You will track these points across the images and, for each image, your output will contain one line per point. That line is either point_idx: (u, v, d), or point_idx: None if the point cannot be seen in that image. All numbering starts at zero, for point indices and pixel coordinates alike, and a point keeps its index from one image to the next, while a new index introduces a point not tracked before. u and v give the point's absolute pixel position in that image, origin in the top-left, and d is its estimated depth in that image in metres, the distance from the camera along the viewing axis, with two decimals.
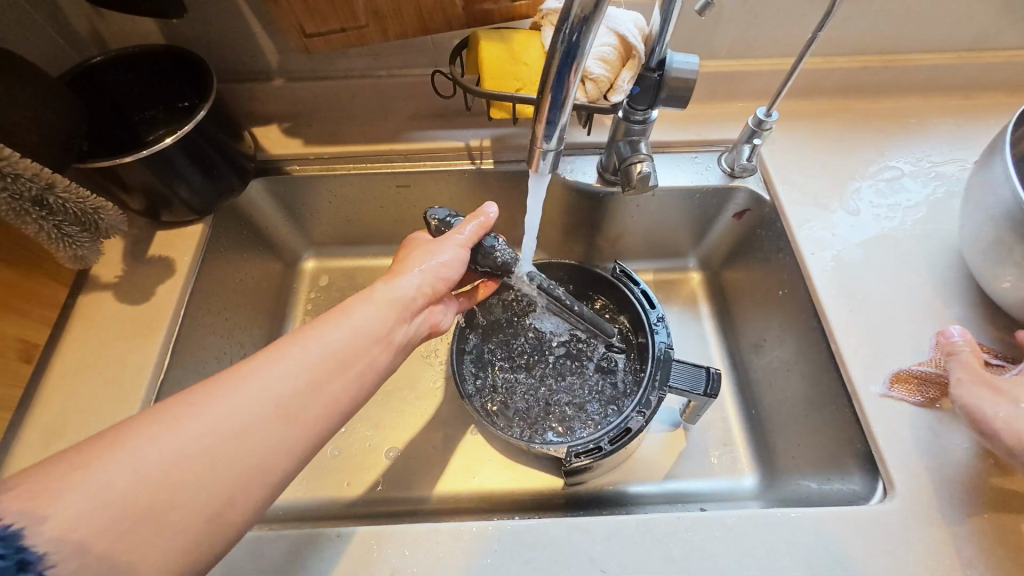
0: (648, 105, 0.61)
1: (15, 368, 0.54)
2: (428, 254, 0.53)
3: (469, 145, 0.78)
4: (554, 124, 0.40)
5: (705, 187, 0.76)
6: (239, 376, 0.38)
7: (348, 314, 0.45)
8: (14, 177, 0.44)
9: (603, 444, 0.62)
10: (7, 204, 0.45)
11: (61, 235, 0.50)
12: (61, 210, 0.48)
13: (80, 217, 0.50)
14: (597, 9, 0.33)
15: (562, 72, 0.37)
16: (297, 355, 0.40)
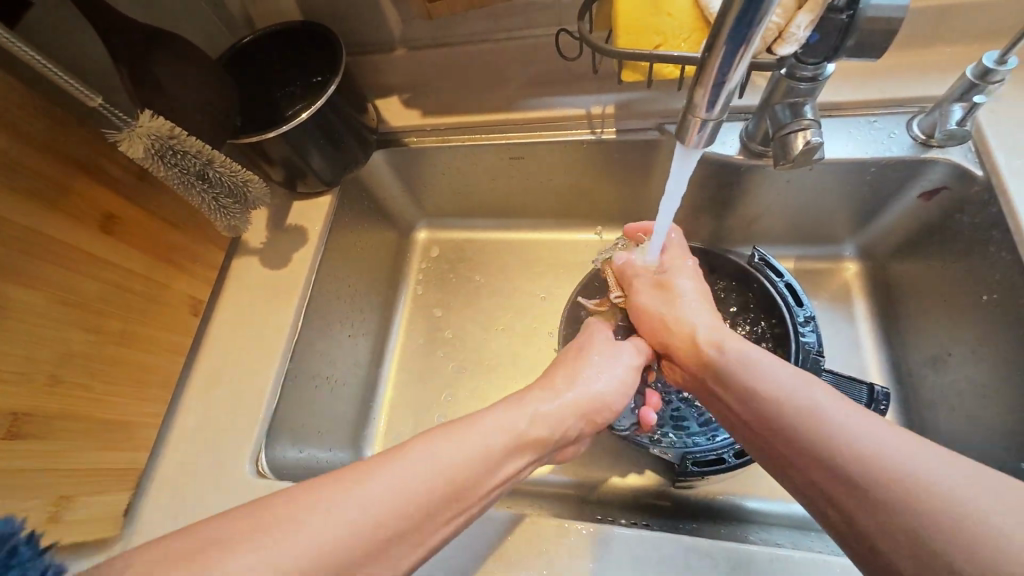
0: (825, 57, 0.49)
1: (185, 320, 0.63)
2: (616, 358, 0.57)
3: (590, 112, 0.72)
4: (720, 88, 0.33)
5: (886, 159, 0.61)
6: (462, 431, 0.44)
7: (496, 418, 0.46)
8: (183, 154, 0.49)
9: (726, 456, 0.57)
10: (178, 177, 0.50)
11: (218, 206, 0.54)
12: (218, 183, 0.53)
13: (233, 190, 0.54)
14: None
15: (739, 29, 0.30)
16: (491, 431, 0.45)
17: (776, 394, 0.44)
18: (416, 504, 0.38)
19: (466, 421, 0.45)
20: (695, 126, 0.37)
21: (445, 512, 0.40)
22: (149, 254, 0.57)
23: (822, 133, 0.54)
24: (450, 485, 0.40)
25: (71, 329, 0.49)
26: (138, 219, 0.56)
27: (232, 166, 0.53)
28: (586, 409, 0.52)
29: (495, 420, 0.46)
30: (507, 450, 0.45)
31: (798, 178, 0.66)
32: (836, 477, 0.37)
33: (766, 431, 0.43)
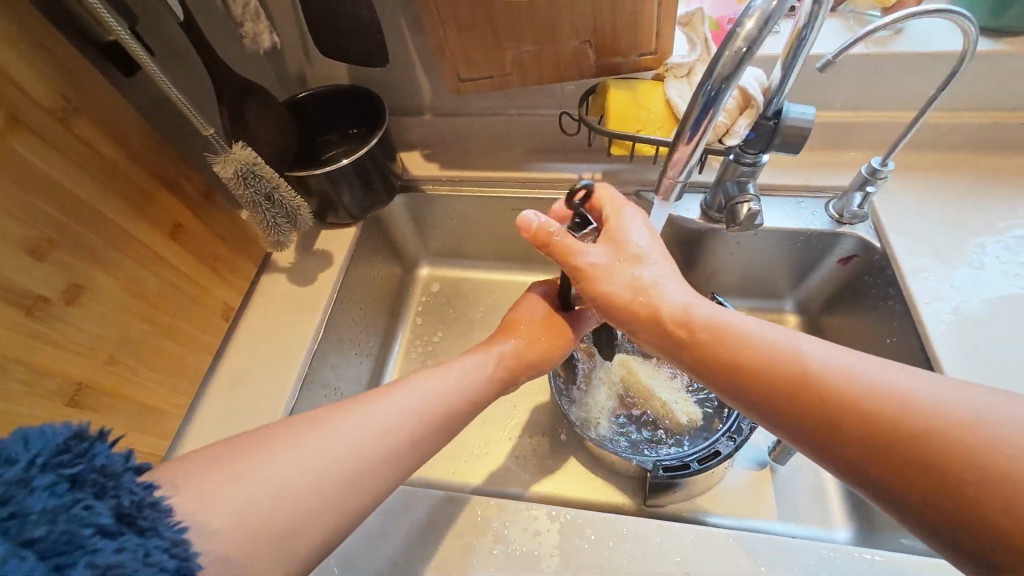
0: (760, 150, 0.66)
1: (218, 324, 0.69)
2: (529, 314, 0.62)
3: (582, 177, 0.87)
4: (684, 162, 0.48)
5: (809, 231, 0.78)
6: (426, 379, 0.51)
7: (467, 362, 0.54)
8: (258, 177, 0.59)
9: (691, 463, 0.64)
10: (251, 196, 0.60)
11: (273, 224, 0.64)
12: (278, 204, 0.62)
13: (287, 212, 0.64)
14: (736, 70, 0.41)
15: (699, 118, 0.44)
16: (449, 384, 0.51)
17: (757, 345, 0.43)
18: (378, 447, 0.44)
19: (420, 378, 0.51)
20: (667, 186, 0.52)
21: (385, 465, 0.44)
22: (200, 261, 0.65)
23: (761, 204, 0.70)
24: (392, 438, 0.45)
25: (131, 317, 0.56)
26: (197, 230, 0.65)
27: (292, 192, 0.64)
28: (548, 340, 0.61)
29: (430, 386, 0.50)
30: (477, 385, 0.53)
31: (745, 241, 0.82)
32: (851, 414, 0.37)
33: (779, 400, 0.41)
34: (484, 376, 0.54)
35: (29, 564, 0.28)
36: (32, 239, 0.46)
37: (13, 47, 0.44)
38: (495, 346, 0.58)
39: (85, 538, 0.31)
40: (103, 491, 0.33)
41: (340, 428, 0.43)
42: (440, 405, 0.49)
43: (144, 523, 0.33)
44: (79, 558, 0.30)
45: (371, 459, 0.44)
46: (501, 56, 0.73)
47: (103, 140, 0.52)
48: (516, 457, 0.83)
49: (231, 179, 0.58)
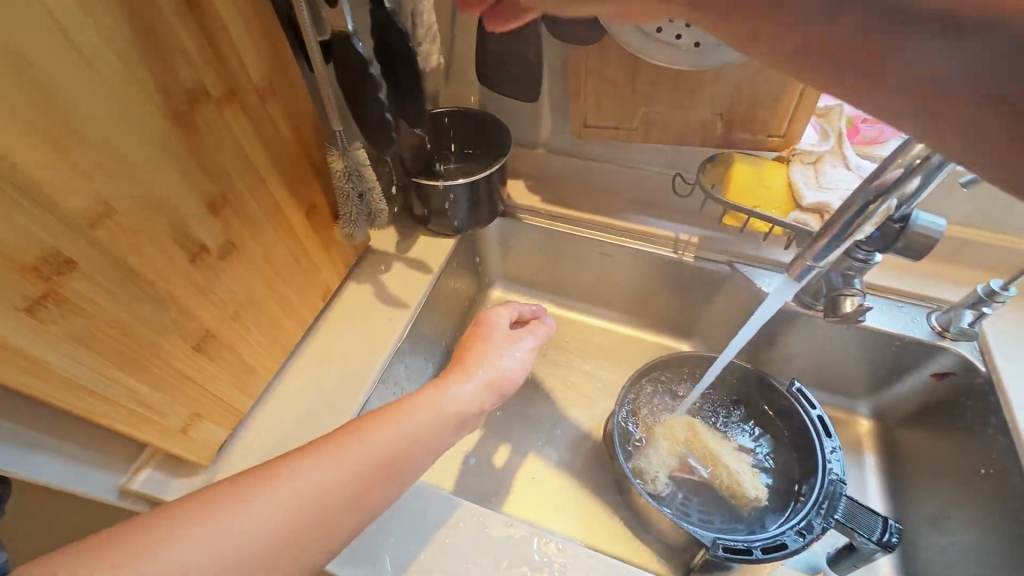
0: (878, 249, 0.66)
1: (316, 302, 0.73)
2: (487, 352, 0.60)
3: (677, 237, 0.89)
4: (835, 242, 0.55)
5: (908, 338, 0.75)
6: (406, 413, 0.50)
7: (414, 411, 0.51)
8: (358, 177, 0.67)
9: (754, 549, 0.61)
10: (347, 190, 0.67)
11: (355, 219, 0.71)
12: (365, 203, 0.70)
13: (370, 211, 0.71)
14: (918, 167, 0.49)
15: (870, 201, 0.51)
16: (425, 419, 0.51)
17: None
18: (359, 475, 0.45)
19: (395, 412, 0.50)
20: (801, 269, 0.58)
21: (366, 496, 0.45)
22: (320, 241, 0.71)
23: (864, 301, 0.70)
24: (368, 468, 0.46)
25: (260, 280, 0.60)
26: (326, 213, 0.70)
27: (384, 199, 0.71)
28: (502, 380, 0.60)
29: (414, 421, 0.50)
30: (446, 430, 0.52)
31: (835, 334, 0.81)
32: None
33: None
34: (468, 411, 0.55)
35: None
36: (213, 196, 0.51)
37: (247, 27, 0.49)
38: (455, 380, 0.55)
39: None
40: None
41: (325, 468, 0.44)
42: (425, 434, 0.50)
43: None
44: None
45: (353, 494, 0.44)
46: (632, 111, 0.77)
47: (284, 122, 0.58)
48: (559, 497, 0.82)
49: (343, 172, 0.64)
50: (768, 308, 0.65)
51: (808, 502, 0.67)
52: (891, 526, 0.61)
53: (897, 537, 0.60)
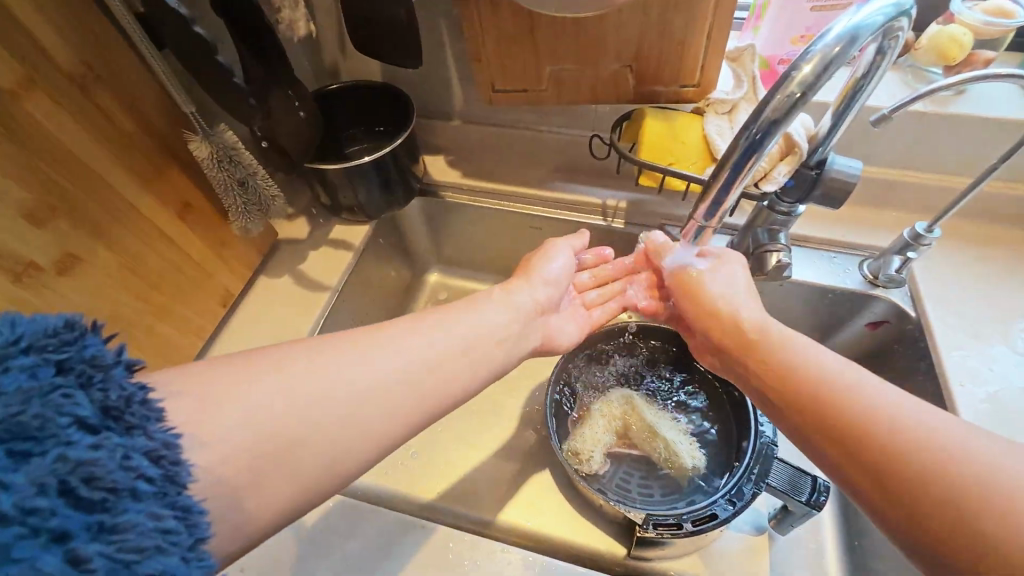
0: (797, 199, 0.62)
1: (215, 309, 0.67)
2: (547, 258, 0.64)
3: (605, 203, 0.85)
4: (719, 203, 0.48)
5: (840, 289, 0.73)
6: (485, 298, 0.57)
7: (482, 306, 0.55)
8: (235, 163, 0.60)
9: (683, 523, 0.60)
10: (223, 178, 0.60)
11: (243, 210, 0.63)
12: (251, 191, 0.63)
13: (260, 200, 0.64)
14: (785, 115, 0.41)
15: (740, 160, 0.44)
16: (493, 308, 0.56)
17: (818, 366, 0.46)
18: (462, 338, 0.51)
19: (467, 305, 0.55)
20: (694, 228, 0.53)
21: (450, 372, 0.48)
22: (207, 241, 0.64)
23: (790, 256, 0.67)
24: (365, 390, 0.43)
25: (123, 290, 0.54)
26: (208, 210, 0.63)
27: (268, 183, 0.64)
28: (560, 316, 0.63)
29: (491, 308, 0.56)
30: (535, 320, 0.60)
31: (770, 291, 0.78)
32: (879, 458, 0.38)
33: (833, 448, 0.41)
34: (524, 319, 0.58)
35: None
36: (29, 203, 0.45)
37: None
38: (463, 310, 0.53)
39: (61, 427, 0.30)
40: (88, 382, 0.32)
41: (335, 368, 0.43)
42: (492, 331, 0.53)
43: (131, 421, 0.33)
44: (51, 448, 0.29)
45: (343, 411, 0.42)
46: (537, 71, 0.70)
47: (119, 109, 0.51)
48: (500, 482, 0.79)
49: (208, 158, 0.58)
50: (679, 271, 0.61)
51: (740, 466, 0.65)
52: (819, 487, 0.60)
53: (824, 497, 0.59)
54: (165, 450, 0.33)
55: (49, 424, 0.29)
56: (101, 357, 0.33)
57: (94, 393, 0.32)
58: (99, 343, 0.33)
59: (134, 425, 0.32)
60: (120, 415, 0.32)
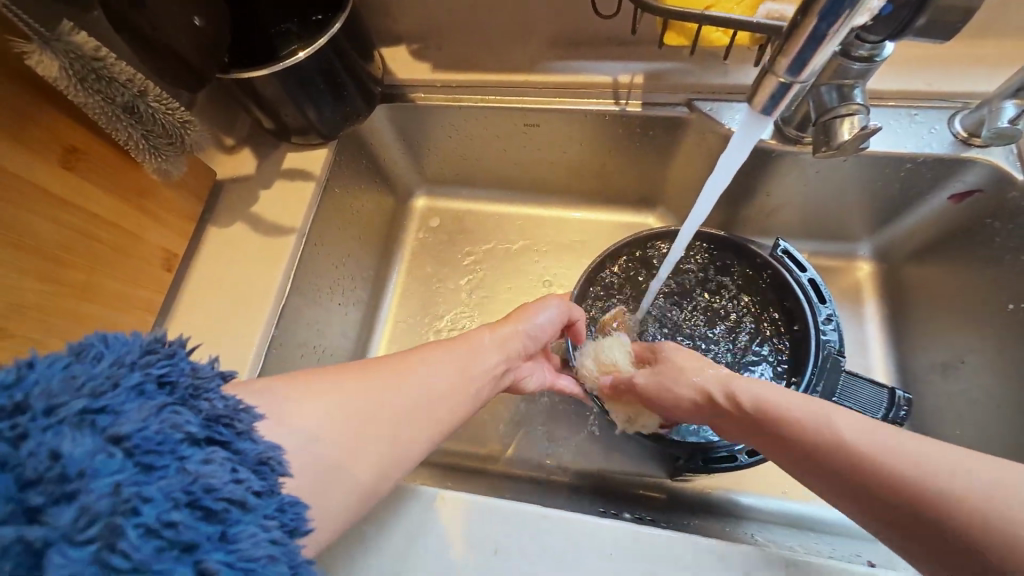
0: (889, 35, 0.45)
1: (158, 276, 0.56)
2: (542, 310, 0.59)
3: (617, 81, 0.67)
4: (817, 40, 0.32)
5: (922, 155, 0.58)
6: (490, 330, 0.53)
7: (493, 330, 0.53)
8: (108, 82, 0.44)
9: (740, 455, 0.56)
10: (99, 106, 0.44)
11: (148, 146, 0.48)
12: (150, 119, 0.47)
13: (168, 129, 0.49)
14: None
15: None
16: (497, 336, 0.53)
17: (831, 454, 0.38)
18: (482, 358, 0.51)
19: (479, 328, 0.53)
20: (771, 89, 0.36)
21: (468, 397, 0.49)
22: (117, 196, 0.51)
23: (870, 120, 0.50)
24: (403, 411, 0.43)
25: (21, 275, 0.43)
26: (103, 156, 0.49)
27: (168, 102, 0.48)
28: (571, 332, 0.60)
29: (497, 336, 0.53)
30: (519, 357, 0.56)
31: (829, 169, 0.63)
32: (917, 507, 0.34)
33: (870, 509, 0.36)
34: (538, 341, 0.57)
35: (118, 461, 0.28)
36: None
37: None
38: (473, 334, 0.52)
39: (174, 442, 0.30)
40: (193, 394, 0.33)
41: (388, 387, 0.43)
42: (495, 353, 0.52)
43: (241, 425, 0.34)
44: (171, 462, 0.29)
45: (389, 430, 0.42)
46: None
47: None
48: (523, 422, 0.71)
49: (58, 80, 0.41)
50: (742, 146, 0.49)
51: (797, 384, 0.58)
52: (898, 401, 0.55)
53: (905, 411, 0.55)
54: (249, 426, 0.34)
55: (153, 403, 0.31)
56: (184, 360, 0.35)
57: (188, 382, 0.34)
58: (183, 350, 0.35)
59: (218, 410, 0.33)
60: (208, 401, 0.34)
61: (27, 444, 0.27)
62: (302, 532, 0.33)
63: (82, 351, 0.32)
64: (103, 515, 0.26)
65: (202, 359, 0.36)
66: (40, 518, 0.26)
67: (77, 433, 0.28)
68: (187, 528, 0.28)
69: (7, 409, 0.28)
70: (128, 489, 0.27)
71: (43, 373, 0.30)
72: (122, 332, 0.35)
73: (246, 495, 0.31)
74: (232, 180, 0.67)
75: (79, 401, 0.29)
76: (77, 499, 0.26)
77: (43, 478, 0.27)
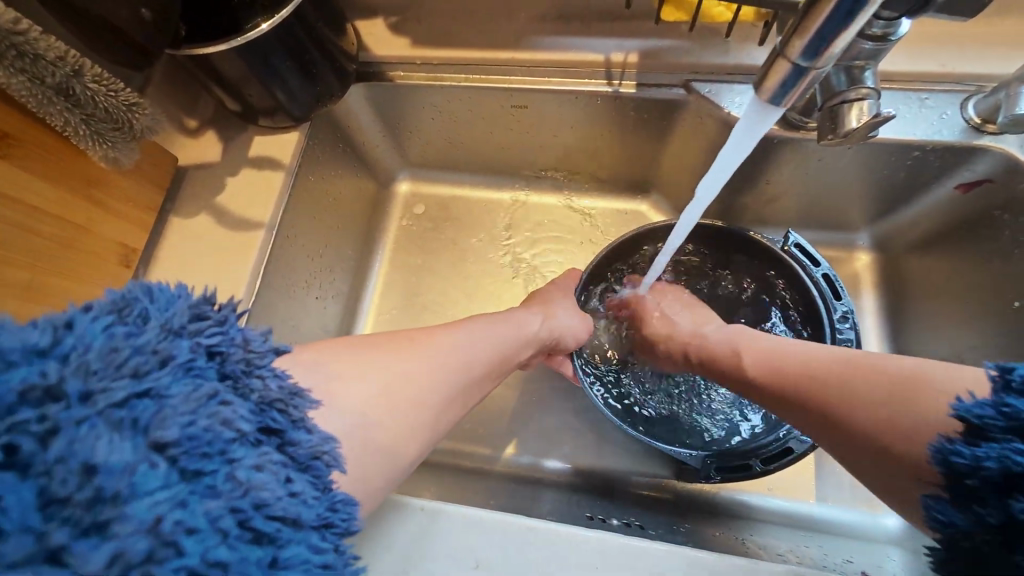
0: (907, 11, 0.41)
1: (115, 272, 0.52)
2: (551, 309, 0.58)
3: (610, 59, 0.62)
4: (837, 16, 0.28)
5: (932, 143, 0.55)
6: (506, 319, 0.53)
7: (507, 319, 0.53)
8: (34, 59, 0.39)
9: (754, 462, 0.54)
10: (26, 86, 0.39)
11: (90, 132, 0.44)
12: (90, 102, 0.42)
13: (113, 113, 0.44)
14: None
15: None
16: (510, 329, 0.52)
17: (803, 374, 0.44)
18: (491, 350, 0.49)
19: (487, 319, 0.51)
20: (781, 75, 0.33)
21: (483, 387, 0.48)
22: (60, 186, 0.46)
23: (880, 106, 0.47)
24: (435, 387, 0.42)
25: None
26: (42, 143, 0.45)
27: (109, 83, 0.43)
28: (550, 331, 0.56)
29: (514, 325, 0.53)
30: (532, 350, 0.55)
31: (832, 156, 0.59)
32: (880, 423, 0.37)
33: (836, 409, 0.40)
34: (524, 339, 0.53)
35: (164, 471, 0.26)
36: None
37: None
38: (479, 326, 0.50)
39: (227, 442, 0.29)
40: (235, 386, 0.31)
41: (425, 368, 0.42)
42: (502, 345, 0.50)
43: (294, 414, 0.33)
44: (221, 467, 0.28)
45: (426, 404, 0.41)
46: None
47: None
48: (510, 418, 0.69)
49: None
50: (744, 139, 0.46)
51: None
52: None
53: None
54: (304, 414, 0.33)
55: (203, 391, 0.29)
56: (234, 331, 0.33)
57: (238, 360, 0.32)
58: (234, 317, 0.34)
59: (272, 394, 0.32)
60: (261, 381, 0.32)
61: (58, 442, 0.24)
62: (352, 532, 0.33)
63: (128, 309, 0.31)
64: (137, 561, 0.24)
65: (251, 332, 0.34)
66: (64, 557, 0.23)
67: (115, 436, 0.25)
68: (238, 558, 0.27)
69: (37, 392, 0.25)
70: (170, 523, 0.25)
71: (82, 339, 0.28)
72: (166, 285, 0.34)
73: (299, 511, 0.30)
74: (195, 167, 0.62)
75: (122, 391, 0.27)
76: (111, 534, 0.24)
77: (74, 498, 0.24)
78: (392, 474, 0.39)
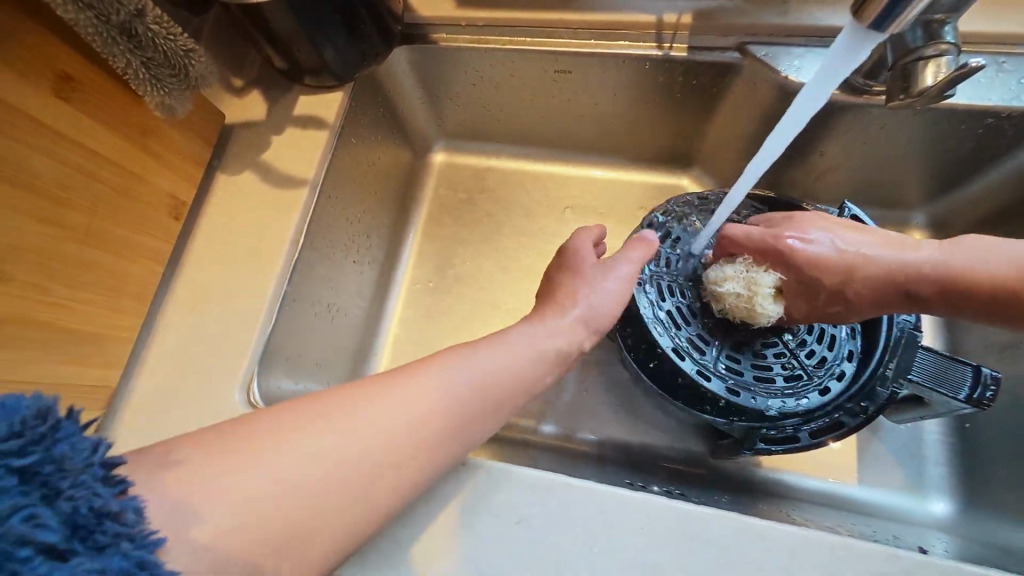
0: None
1: (166, 224, 0.53)
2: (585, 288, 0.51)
3: (661, 21, 0.60)
4: None
5: (1007, 109, 0.52)
6: (495, 344, 0.46)
7: (499, 347, 0.46)
8: None
9: (800, 434, 0.51)
10: (93, 25, 0.40)
11: (149, 77, 0.44)
12: (150, 44, 0.43)
13: (170, 56, 0.44)
14: None
15: None
16: (507, 357, 0.45)
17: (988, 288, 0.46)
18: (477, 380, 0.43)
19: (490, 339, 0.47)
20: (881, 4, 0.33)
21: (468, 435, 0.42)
22: (118, 132, 0.47)
23: (960, 62, 0.44)
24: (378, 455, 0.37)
25: (14, 214, 0.40)
26: (100, 87, 0.45)
27: (168, 26, 0.44)
28: (555, 366, 0.49)
29: (502, 360, 0.45)
30: (531, 385, 0.46)
31: (896, 125, 0.56)
32: None
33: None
34: (535, 358, 0.46)
35: None
36: None
37: None
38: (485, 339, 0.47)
39: (20, 563, 0.27)
40: (48, 501, 0.29)
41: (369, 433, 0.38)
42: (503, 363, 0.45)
43: (102, 538, 0.29)
44: None
45: (362, 476, 0.37)
46: None
47: None
48: (544, 389, 0.68)
49: None
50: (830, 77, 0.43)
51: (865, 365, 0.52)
52: (984, 380, 0.48)
53: (992, 391, 0.48)
54: (116, 535, 0.29)
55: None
56: (63, 442, 0.30)
57: (51, 478, 0.29)
58: (71, 424, 0.31)
59: (78, 516, 0.29)
60: (73, 500, 0.29)
61: None
62: None
63: None
64: None
65: (79, 443, 0.31)
66: None
67: None
68: None
69: None
70: None
71: None
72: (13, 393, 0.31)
73: None
74: (241, 126, 0.62)
75: None
76: None
77: None
78: (391, 471, 0.38)
